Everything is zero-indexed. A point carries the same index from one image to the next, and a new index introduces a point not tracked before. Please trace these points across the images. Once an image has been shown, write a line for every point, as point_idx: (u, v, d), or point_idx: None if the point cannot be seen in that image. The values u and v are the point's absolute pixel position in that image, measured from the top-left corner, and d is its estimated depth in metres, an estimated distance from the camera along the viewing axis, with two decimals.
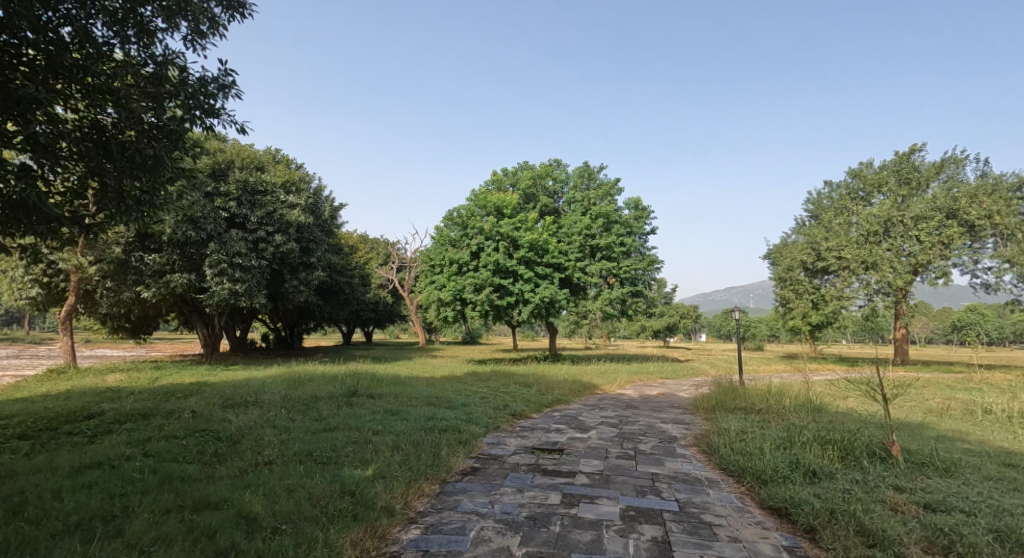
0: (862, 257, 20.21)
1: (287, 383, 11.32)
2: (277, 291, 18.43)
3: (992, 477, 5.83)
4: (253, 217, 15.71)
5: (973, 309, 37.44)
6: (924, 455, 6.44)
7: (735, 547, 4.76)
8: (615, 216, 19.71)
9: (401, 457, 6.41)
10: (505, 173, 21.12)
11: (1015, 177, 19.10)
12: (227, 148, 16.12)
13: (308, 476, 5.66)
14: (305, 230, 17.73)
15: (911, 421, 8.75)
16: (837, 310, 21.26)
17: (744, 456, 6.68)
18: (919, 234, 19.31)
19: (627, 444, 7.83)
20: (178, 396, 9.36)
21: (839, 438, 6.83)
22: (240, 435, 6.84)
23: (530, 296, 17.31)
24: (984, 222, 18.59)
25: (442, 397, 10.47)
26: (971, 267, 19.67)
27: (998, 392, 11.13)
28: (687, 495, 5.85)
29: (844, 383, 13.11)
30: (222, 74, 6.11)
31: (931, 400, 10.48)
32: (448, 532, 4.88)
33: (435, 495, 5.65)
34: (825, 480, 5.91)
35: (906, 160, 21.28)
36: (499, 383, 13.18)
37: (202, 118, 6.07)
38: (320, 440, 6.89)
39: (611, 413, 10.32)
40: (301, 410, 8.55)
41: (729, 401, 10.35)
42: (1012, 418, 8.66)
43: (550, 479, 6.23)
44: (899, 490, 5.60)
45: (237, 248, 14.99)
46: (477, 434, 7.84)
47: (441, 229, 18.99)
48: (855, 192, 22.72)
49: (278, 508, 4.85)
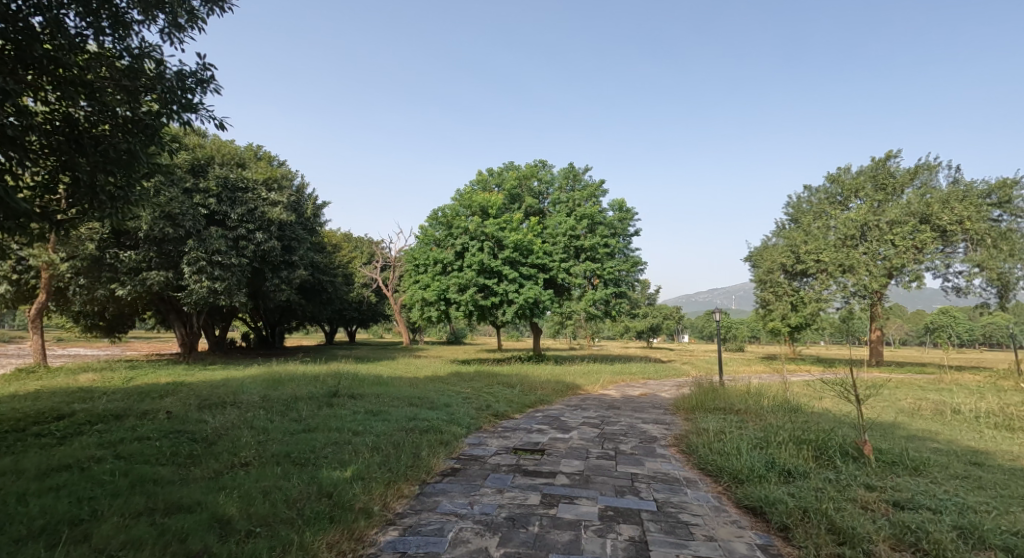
0: (840, 260, 20.53)
1: (267, 383, 11.22)
2: (258, 290, 18.23)
3: (958, 475, 5.98)
4: (234, 215, 15.54)
5: (945, 312, 38.31)
6: (895, 454, 6.58)
7: (710, 546, 4.82)
8: (599, 218, 19.92)
9: (381, 458, 6.39)
10: (491, 173, 21.12)
11: (986, 184, 19.53)
12: (207, 143, 15.91)
13: (285, 478, 5.62)
14: (288, 228, 17.59)
15: (884, 421, 8.92)
16: (816, 312, 21.56)
17: (722, 456, 6.77)
18: (894, 238, 19.73)
19: (608, 444, 7.89)
20: (153, 396, 9.23)
21: (813, 438, 6.96)
22: (216, 436, 6.76)
23: (514, 296, 17.34)
24: (956, 227, 19.07)
25: (424, 397, 10.45)
26: (944, 271, 20.10)
27: (967, 392, 11.40)
28: (665, 495, 5.91)
29: (820, 384, 13.33)
30: (201, 69, 6.03)
31: (903, 400, 10.72)
32: (426, 533, 4.88)
33: (414, 496, 5.64)
34: (799, 479, 6.01)
35: (882, 166, 21.77)
36: (482, 383, 13.19)
37: (180, 113, 5.99)
38: (299, 441, 6.85)
39: (593, 413, 10.39)
40: (280, 411, 8.49)
41: (709, 400, 10.48)
42: (979, 418, 8.89)
43: (530, 479, 6.26)
44: (870, 488, 5.72)
45: (216, 246, 14.78)
46: (459, 435, 7.83)
47: (425, 229, 18.95)
48: (833, 197, 23.12)
49: (253, 511, 4.81)
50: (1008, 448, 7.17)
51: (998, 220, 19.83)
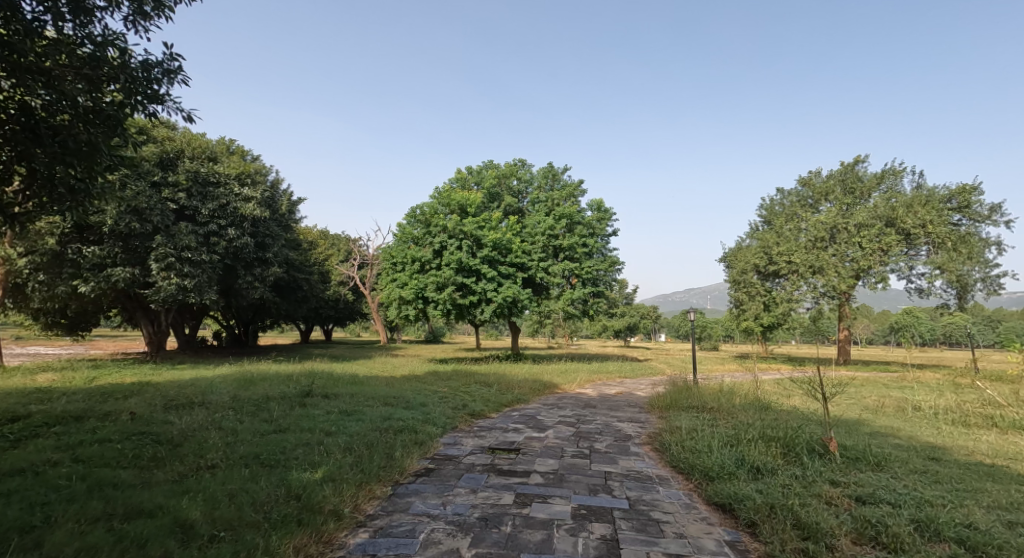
0: (810, 262, 20.94)
1: (237, 383, 11.03)
2: (230, 287, 17.89)
3: (918, 470, 6.14)
4: (204, 210, 15.25)
5: (910, 312, 39.32)
6: (858, 450, 6.74)
7: (679, 543, 4.87)
8: (578, 217, 20.00)
9: (353, 459, 6.32)
10: (470, 172, 21.06)
11: (947, 189, 20.13)
12: (176, 136, 15.53)
13: (253, 480, 5.52)
14: (261, 225, 17.28)
15: (849, 418, 9.13)
16: (787, 311, 21.92)
17: (694, 454, 6.85)
18: (862, 240, 20.20)
19: (582, 444, 7.91)
20: (116, 397, 8.98)
21: (781, 435, 7.09)
22: (182, 437, 6.61)
23: (492, 295, 17.29)
24: (919, 230, 19.60)
25: (399, 397, 10.34)
26: (907, 273, 20.63)
27: (928, 390, 11.72)
28: (637, 493, 5.95)
29: (789, 383, 13.56)
30: (168, 59, 5.85)
31: (867, 398, 10.97)
32: (397, 535, 4.84)
33: (386, 497, 5.60)
34: (767, 475, 6.11)
35: (851, 170, 22.26)
36: (458, 382, 13.10)
37: (146, 103, 5.84)
38: (269, 442, 6.74)
39: (568, 413, 10.40)
40: (249, 412, 8.32)
41: (682, 399, 10.60)
42: (939, 414, 9.15)
43: (504, 479, 6.25)
44: (834, 484, 5.85)
45: (186, 241, 14.48)
46: (433, 435, 7.78)
47: (402, 227, 18.84)
48: (804, 200, 23.50)
49: (218, 515, 4.71)
50: (966, 443, 7.38)
51: (958, 224, 20.45)
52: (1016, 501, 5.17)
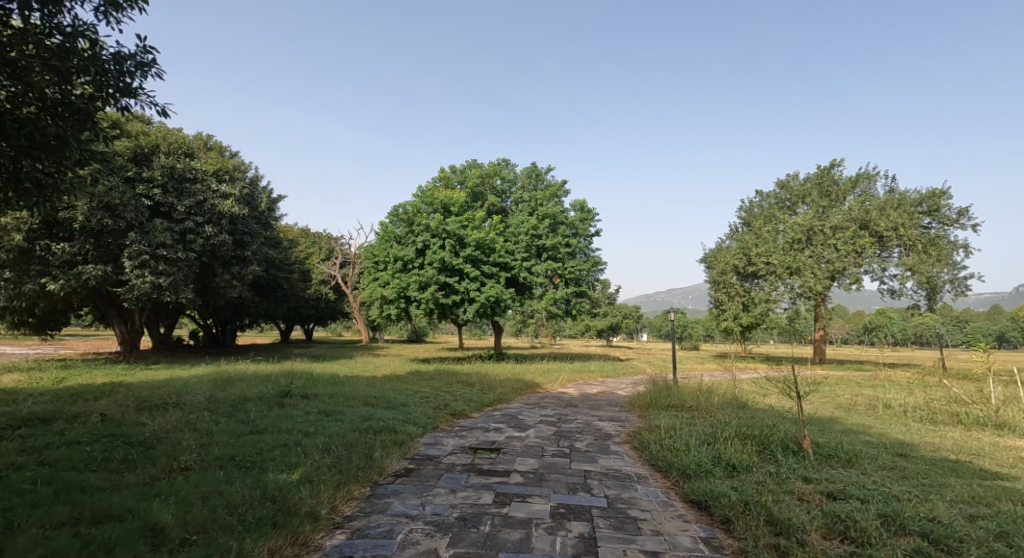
0: (788, 263, 21.26)
1: (214, 383, 10.87)
2: (207, 285, 17.63)
3: (887, 466, 6.28)
4: (181, 206, 15.01)
5: (883, 313, 40.09)
6: (831, 447, 6.88)
7: (656, 540, 4.92)
8: (561, 217, 20.07)
9: (332, 460, 6.27)
10: (453, 170, 21.00)
11: (918, 193, 20.62)
12: (151, 130, 15.20)
13: (227, 482, 5.45)
14: (240, 222, 17.05)
15: (822, 416, 9.28)
16: (766, 311, 22.19)
17: (672, 452, 6.92)
18: (836, 243, 20.56)
19: (563, 443, 7.95)
20: (86, 398, 8.80)
21: (757, 433, 7.20)
22: (155, 439, 6.51)
23: (475, 295, 17.25)
24: (891, 233, 20.05)
25: (379, 397, 10.27)
26: (880, 274, 21.05)
27: (899, 388, 11.99)
28: (616, 492, 5.99)
29: (766, 382, 13.76)
30: (142, 52, 5.71)
31: (841, 396, 11.19)
32: (375, 536, 4.82)
33: (365, 498, 5.58)
34: (742, 472, 6.21)
35: (827, 173, 22.56)
36: (440, 382, 13.06)
37: (118, 97, 5.73)
38: (245, 443, 6.66)
39: (550, 412, 10.44)
40: (226, 413, 8.21)
41: (661, 398, 10.69)
42: (908, 412, 9.36)
43: (484, 479, 6.25)
44: (807, 480, 5.96)
45: (160, 239, 14.23)
46: (414, 435, 7.76)
47: (385, 225, 18.75)
48: (782, 202, 23.77)
49: (190, 518, 4.65)
50: (933, 440, 7.56)
51: (928, 227, 20.94)
52: (979, 494, 5.32)
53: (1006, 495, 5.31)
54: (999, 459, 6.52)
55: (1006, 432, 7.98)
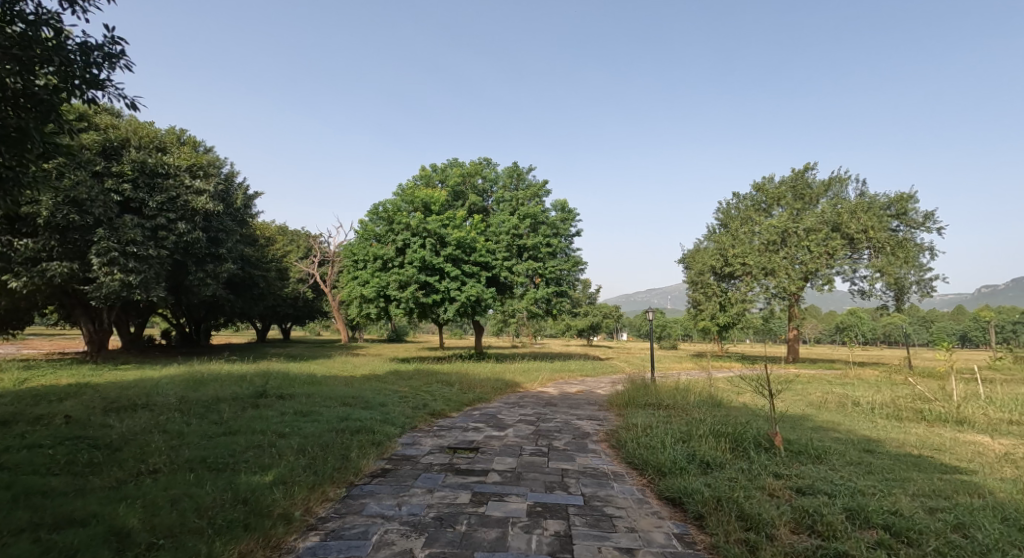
0: (763, 263, 21.56)
1: (186, 383, 10.68)
2: (180, 283, 17.32)
3: (854, 462, 6.43)
4: (152, 202, 14.71)
5: (855, 313, 40.77)
6: (801, 444, 7.01)
7: (630, 537, 4.97)
8: (542, 217, 20.16)
9: (307, 461, 6.20)
10: (434, 169, 20.91)
11: (887, 197, 21.17)
12: (121, 124, 14.84)
13: (197, 485, 5.37)
14: (214, 219, 16.79)
15: (794, 413, 9.46)
16: (741, 311, 22.46)
17: (648, 450, 6.99)
18: (810, 244, 20.95)
19: (541, 441, 7.99)
20: (50, 400, 8.58)
21: (730, 431, 7.31)
22: (122, 441, 6.38)
23: (455, 294, 17.20)
24: (861, 235, 20.54)
25: (357, 397, 10.19)
26: (851, 275, 21.50)
27: (868, 386, 12.29)
28: (592, 489, 6.04)
29: (740, 381, 13.99)
30: (110, 43, 5.56)
31: (813, 394, 11.42)
32: (349, 537, 4.78)
33: (339, 499, 5.54)
34: (716, 470, 6.30)
35: (801, 176, 22.93)
36: (418, 382, 12.99)
37: (84, 89, 5.58)
38: (217, 445, 6.56)
39: (529, 411, 10.48)
40: (198, 413, 8.08)
41: (639, 397, 10.80)
42: (876, 409, 9.60)
43: (461, 479, 6.24)
44: (778, 476, 6.06)
45: (131, 235, 13.91)
46: (391, 435, 7.73)
47: (364, 224, 18.60)
48: (758, 204, 23.97)
49: (158, 522, 4.57)
50: (898, 435, 7.76)
51: (896, 230, 21.48)
52: (939, 488, 5.46)
53: (965, 488, 5.46)
54: (960, 454, 6.71)
55: (967, 427, 8.23)
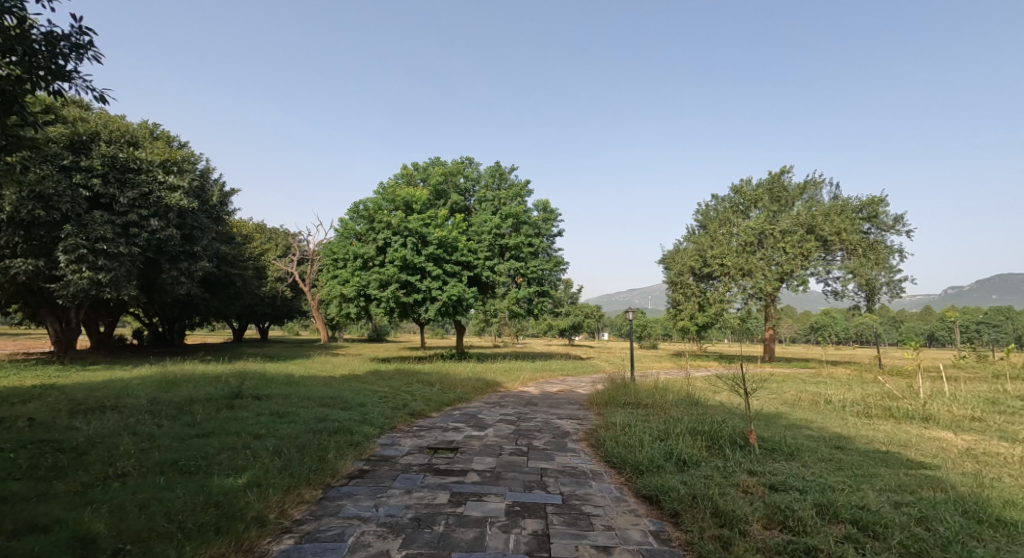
0: (741, 264, 21.84)
1: (159, 384, 10.49)
2: (153, 282, 17.00)
3: (825, 458, 6.56)
4: (123, 198, 14.42)
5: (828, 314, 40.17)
6: (775, 442, 7.12)
7: (608, 535, 5.00)
8: (524, 218, 20.16)
9: (282, 463, 6.13)
10: (416, 168, 20.80)
11: (859, 201, 21.60)
12: (90, 117, 14.47)
13: (168, 488, 5.27)
14: (189, 216, 16.55)
15: (769, 411, 9.61)
16: (719, 311, 22.73)
17: (626, 449, 7.04)
18: (785, 246, 21.26)
19: (521, 441, 8.00)
20: (14, 402, 8.35)
21: (706, 429, 7.39)
22: (88, 444, 6.23)
23: (437, 293, 17.13)
24: (835, 238, 20.95)
25: (335, 398, 10.09)
26: (825, 276, 21.87)
27: (840, 384, 12.54)
28: (570, 488, 6.07)
29: (718, 380, 14.16)
30: (77, 34, 5.41)
31: (788, 392, 11.62)
32: (324, 539, 4.74)
33: (315, 501, 5.48)
34: (692, 467, 6.37)
35: (777, 179, 23.24)
36: (398, 382, 12.91)
37: (50, 80, 5.44)
38: (189, 447, 6.45)
39: (510, 411, 10.49)
40: (170, 415, 7.94)
41: (619, 396, 10.86)
42: (848, 406, 9.79)
43: (440, 479, 6.22)
44: (752, 473, 6.14)
45: (100, 232, 13.60)
46: (370, 435, 7.67)
47: (344, 222, 18.42)
48: (736, 206, 24.26)
49: (124, 527, 4.48)
50: (868, 432, 7.93)
51: (868, 233, 21.94)
52: (905, 483, 5.60)
53: (928, 482, 5.61)
54: (925, 450, 6.88)
55: (932, 423, 8.44)
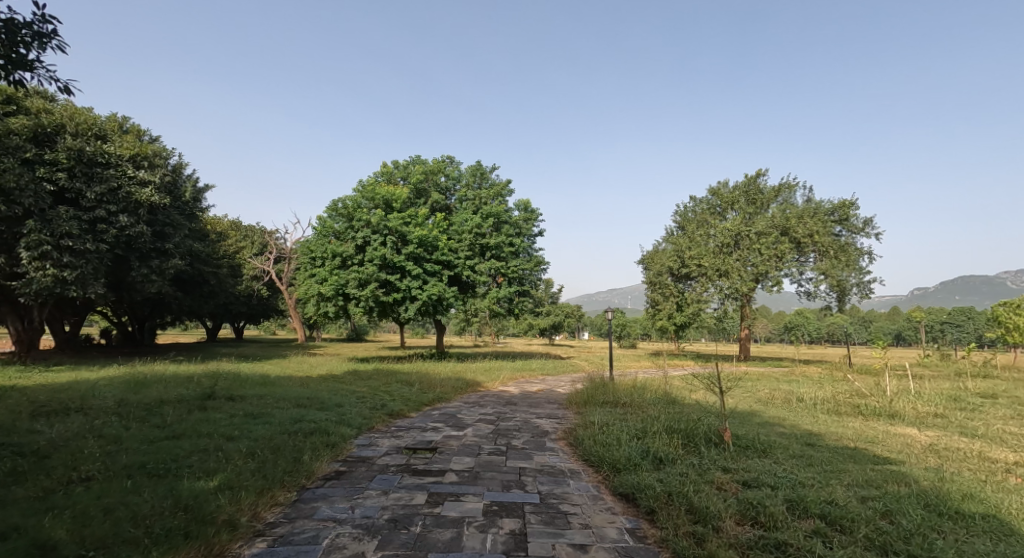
0: (717, 265, 22.12)
1: (128, 386, 10.26)
2: (123, 280, 16.62)
3: (796, 455, 6.68)
4: (90, 193, 14.09)
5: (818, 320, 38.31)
6: (749, 439, 7.23)
7: (584, 533, 5.03)
8: (504, 217, 20.15)
9: (255, 464, 6.05)
10: (396, 166, 20.67)
11: (831, 204, 22.04)
12: (55, 109, 14.15)
13: (134, 492, 5.17)
14: (160, 213, 16.37)
15: (743, 409, 9.75)
16: (697, 311, 22.98)
17: (603, 447, 7.09)
18: (760, 247, 21.61)
19: (500, 440, 8.01)
20: None
21: (682, 427, 7.48)
22: (51, 448, 6.08)
23: (417, 292, 17.04)
24: (807, 240, 21.34)
25: (312, 398, 9.97)
26: (798, 277, 22.26)
27: (812, 382, 12.80)
28: (549, 487, 6.09)
29: (695, 379, 14.33)
30: (40, 22, 5.27)
31: (762, 390, 11.81)
32: (298, 542, 4.69)
33: (290, 503, 5.42)
34: (668, 465, 6.44)
35: (753, 182, 23.57)
36: (377, 382, 12.81)
37: (11, 69, 5.29)
38: (158, 449, 6.34)
39: (489, 410, 10.49)
40: (140, 417, 7.78)
41: (597, 395, 10.92)
42: (819, 404, 9.99)
43: (418, 479, 6.20)
44: (726, 470, 6.24)
45: (65, 228, 13.27)
46: (347, 436, 7.61)
47: (323, 219, 18.24)
48: (712, 208, 24.54)
49: (87, 533, 4.39)
50: (838, 429, 8.10)
51: (839, 235, 22.40)
52: (871, 478, 5.73)
53: (893, 477, 5.74)
54: (891, 446, 7.06)
55: (898, 420, 8.65)
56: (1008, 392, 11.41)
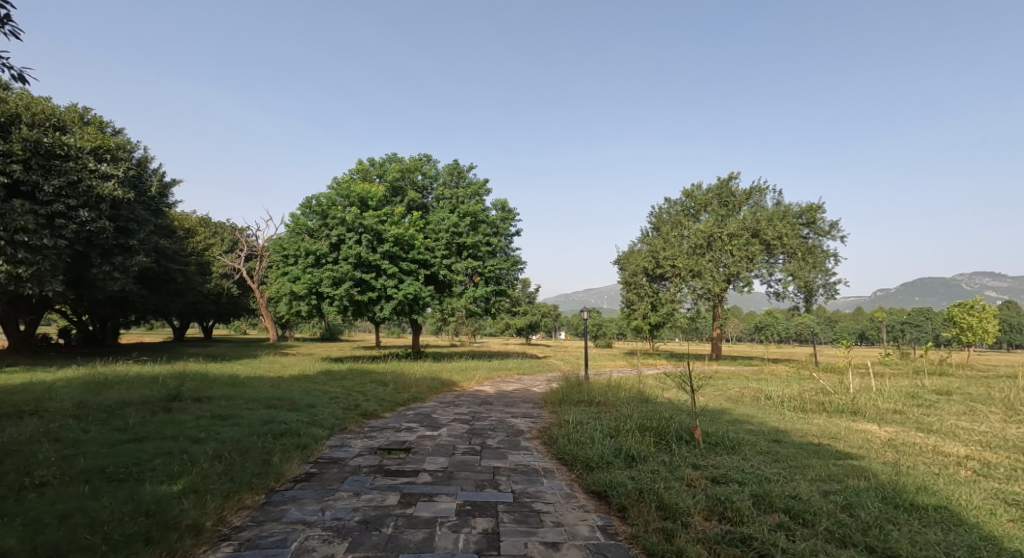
0: (690, 266, 22.42)
1: (89, 387, 9.98)
2: (84, 278, 16.13)
3: (764, 451, 6.82)
4: (48, 186, 13.67)
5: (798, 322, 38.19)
6: (719, 436, 7.34)
7: (556, 531, 5.07)
8: (481, 217, 20.10)
9: (222, 467, 5.95)
10: (372, 164, 20.48)
11: (799, 207, 22.51)
12: (11, 99, 13.67)
13: (93, 498, 5.05)
14: (124, 208, 15.90)
15: (714, 407, 9.89)
16: (670, 311, 23.25)
17: (577, 446, 7.14)
18: (732, 249, 21.98)
19: (474, 440, 8.00)
20: None
21: (654, 425, 7.57)
22: (5, 454, 5.90)
23: (392, 291, 16.92)
24: (777, 242, 21.75)
25: (282, 399, 9.82)
26: (767, 278, 22.65)
27: (780, 380, 13.09)
28: (522, 486, 6.11)
29: (667, 378, 14.52)
30: None
31: (732, 388, 12.02)
32: (266, 546, 4.64)
33: (258, 506, 5.34)
34: (640, 462, 6.52)
35: (725, 184, 23.93)
36: (350, 382, 12.69)
37: None
38: (119, 453, 6.18)
39: (463, 410, 10.46)
40: (101, 420, 7.59)
41: (572, 394, 10.97)
42: (787, 401, 10.20)
43: (390, 480, 6.17)
44: (695, 467, 6.34)
45: (21, 222, 12.85)
46: (319, 437, 7.52)
47: (296, 217, 18.01)
48: (686, 209, 24.81)
49: (41, 541, 4.29)
50: (803, 426, 8.28)
51: (806, 238, 22.88)
52: (833, 472, 5.89)
53: (854, 472, 5.90)
54: (853, 441, 7.25)
55: (861, 417, 8.87)
56: (965, 389, 11.77)
